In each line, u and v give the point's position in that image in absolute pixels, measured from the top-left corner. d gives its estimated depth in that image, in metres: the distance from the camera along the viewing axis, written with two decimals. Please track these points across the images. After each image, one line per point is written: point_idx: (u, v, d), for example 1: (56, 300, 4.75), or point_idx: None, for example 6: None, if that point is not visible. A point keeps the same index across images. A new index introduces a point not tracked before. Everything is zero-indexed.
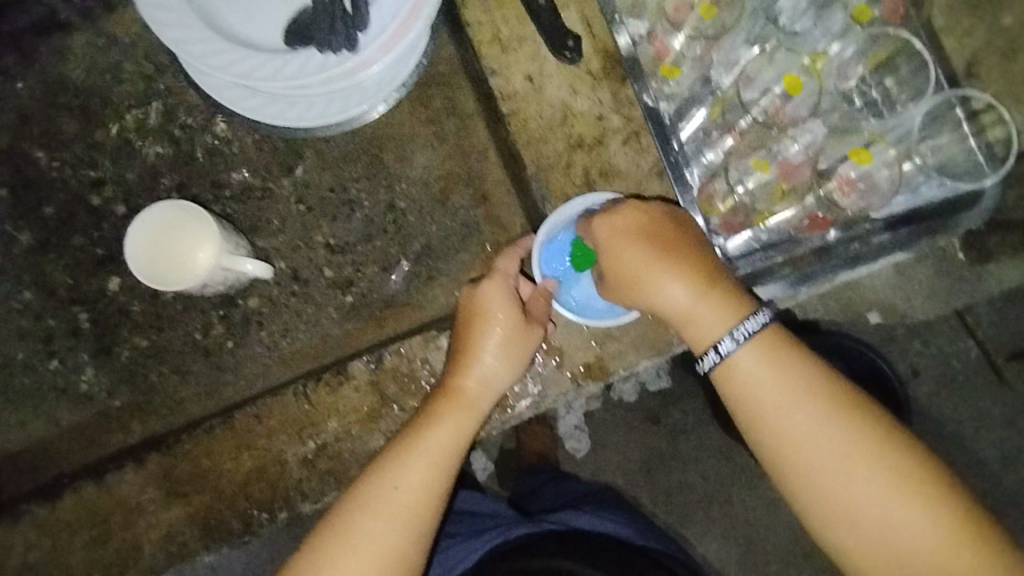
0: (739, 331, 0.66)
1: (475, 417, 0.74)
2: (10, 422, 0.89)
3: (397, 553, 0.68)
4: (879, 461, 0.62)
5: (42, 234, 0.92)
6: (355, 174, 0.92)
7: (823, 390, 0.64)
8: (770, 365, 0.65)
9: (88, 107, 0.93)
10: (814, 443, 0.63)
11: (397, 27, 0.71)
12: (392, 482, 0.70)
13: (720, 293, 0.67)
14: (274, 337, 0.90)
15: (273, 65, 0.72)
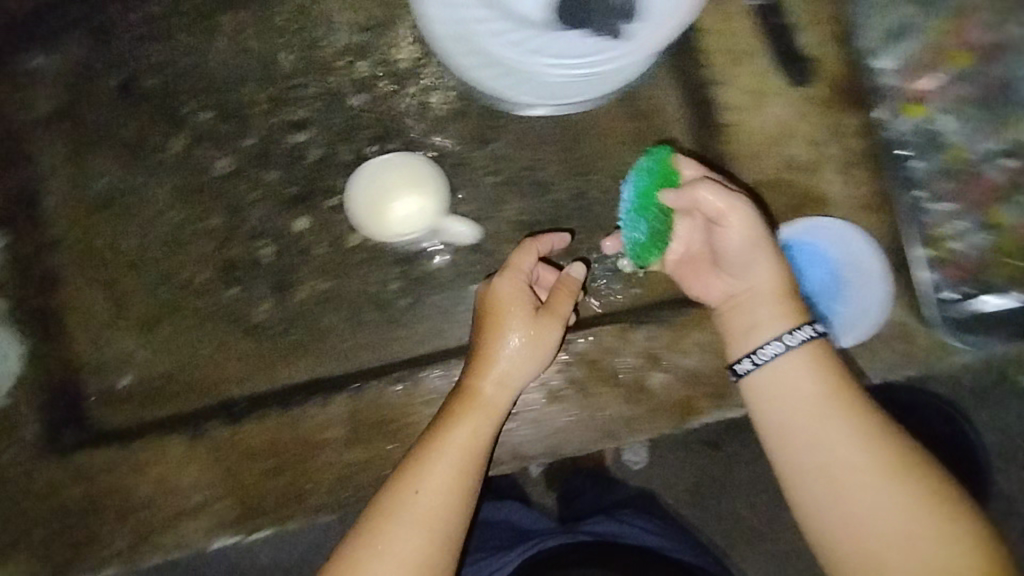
0: (790, 338, 0.73)
1: (497, 416, 0.80)
2: (181, 339, 0.91)
3: (418, 533, 0.73)
4: (887, 491, 0.68)
5: (239, 162, 0.94)
6: (550, 157, 0.93)
7: (859, 416, 0.71)
8: (820, 386, 0.72)
9: (302, 48, 0.95)
10: (863, 472, 0.69)
11: (660, 25, 0.79)
12: (414, 482, 0.75)
13: (790, 307, 0.75)
14: (449, 303, 0.91)
15: (537, 43, 0.81)
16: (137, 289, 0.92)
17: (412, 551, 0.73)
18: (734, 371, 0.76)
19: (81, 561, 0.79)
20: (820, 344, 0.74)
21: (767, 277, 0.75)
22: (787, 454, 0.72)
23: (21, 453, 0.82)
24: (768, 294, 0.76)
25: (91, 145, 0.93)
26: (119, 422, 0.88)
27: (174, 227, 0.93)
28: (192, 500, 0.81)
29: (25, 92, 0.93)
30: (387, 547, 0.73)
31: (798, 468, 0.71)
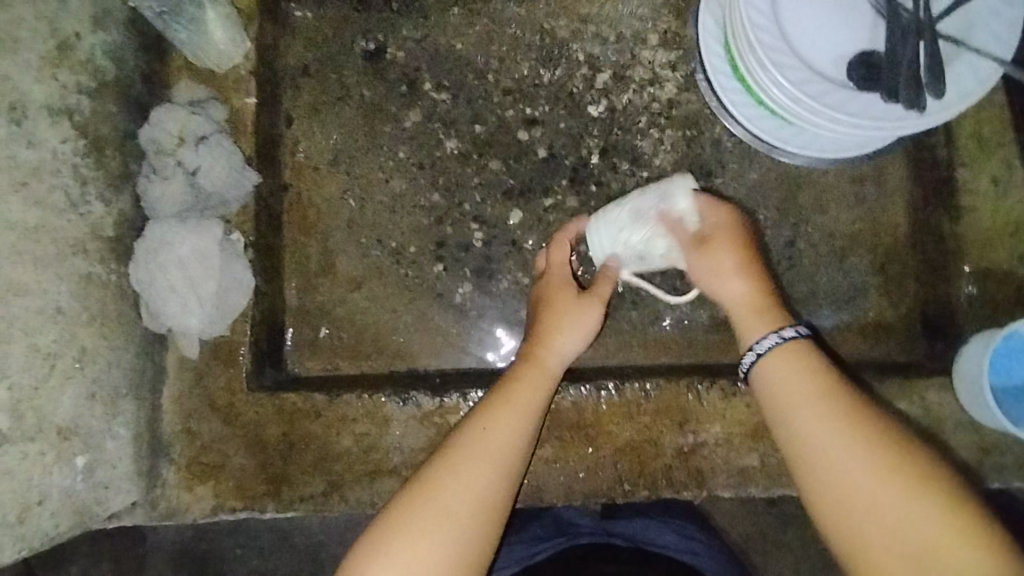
0: (760, 345, 0.71)
1: (552, 378, 0.78)
2: (381, 304, 0.93)
3: (472, 492, 0.68)
4: (895, 470, 0.60)
5: (468, 146, 0.97)
6: (767, 201, 0.95)
7: (835, 397, 0.65)
8: (798, 372, 0.67)
9: (548, 50, 0.99)
10: (868, 475, 0.60)
11: (970, 98, 0.74)
12: (480, 422, 0.72)
13: (767, 314, 0.73)
14: (644, 322, 0.89)
15: (835, 98, 0.75)
16: (349, 247, 0.94)
17: (467, 509, 0.67)
18: (741, 369, 0.72)
19: (277, 497, 0.81)
20: (801, 343, 0.70)
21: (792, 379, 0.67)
22: (794, 446, 0.65)
23: (233, 383, 0.83)
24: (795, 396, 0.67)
25: (329, 100, 0.96)
26: (315, 369, 0.91)
27: (394, 194, 0.96)
28: (391, 461, 0.82)
29: (280, 35, 0.95)
30: (441, 502, 0.67)
31: (807, 454, 0.64)
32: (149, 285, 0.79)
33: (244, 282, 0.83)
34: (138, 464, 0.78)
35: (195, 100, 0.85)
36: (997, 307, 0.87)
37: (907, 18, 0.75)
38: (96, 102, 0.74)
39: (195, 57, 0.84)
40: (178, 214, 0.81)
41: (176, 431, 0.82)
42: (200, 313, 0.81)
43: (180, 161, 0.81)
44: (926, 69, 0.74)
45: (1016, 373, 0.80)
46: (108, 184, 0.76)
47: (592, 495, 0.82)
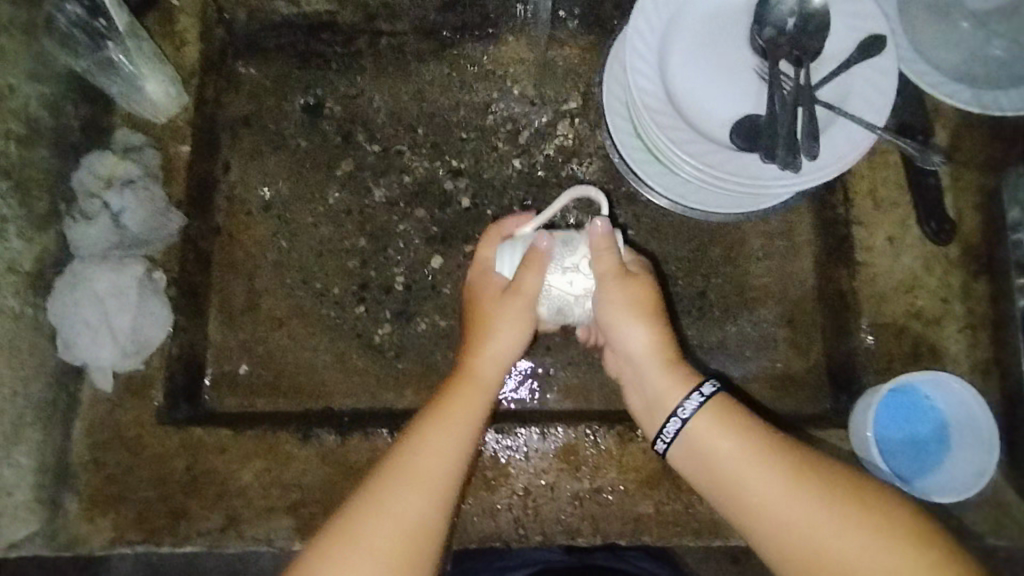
0: (683, 409, 0.70)
1: (486, 392, 0.73)
2: (300, 342, 0.95)
3: (396, 530, 0.63)
4: (821, 494, 0.63)
5: (394, 194, 1.00)
6: (679, 252, 0.97)
7: (764, 444, 0.67)
8: (719, 425, 0.68)
9: (473, 104, 1.02)
10: (786, 497, 0.64)
11: (843, 160, 0.78)
12: (406, 443, 0.68)
13: (680, 374, 0.72)
14: (554, 367, 0.92)
15: (718, 156, 0.80)
16: (274, 288, 0.96)
17: (409, 528, 0.63)
18: (662, 439, 0.72)
19: (174, 530, 0.83)
20: (723, 397, 0.70)
21: (701, 424, 0.69)
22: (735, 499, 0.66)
23: (143, 415, 0.86)
24: (706, 434, 0.69)
25: (262, 148, 1.00)
26: (231, 405, 0.92)
27: (320, 238, 0.98)
28: (290, 497, 0.84)
29: (223, 89, 1.00)
30: (372, 529, 0.63)
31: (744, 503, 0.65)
32: (64, 318, 0.84)
33: (162, 317, 0.87)
34: (40, 493, 0.80)
35: (131, 145, 0.92)
36: (896, 362, 0.88)
37: (787, 87, 0.81)
38: (27, 148, 0.82)
39: (134, 107, 0.92)
40: (102, 251, 0.87)
41: (83, 461, 0.84)
42: (111, 346, 0.85)
43: (106, 202, 0.88)
44: (802, 132, 0.78)
45: (908, 429, 0.84)
46: (31, 222, 0.82)
47: (488, 537, 0.83)
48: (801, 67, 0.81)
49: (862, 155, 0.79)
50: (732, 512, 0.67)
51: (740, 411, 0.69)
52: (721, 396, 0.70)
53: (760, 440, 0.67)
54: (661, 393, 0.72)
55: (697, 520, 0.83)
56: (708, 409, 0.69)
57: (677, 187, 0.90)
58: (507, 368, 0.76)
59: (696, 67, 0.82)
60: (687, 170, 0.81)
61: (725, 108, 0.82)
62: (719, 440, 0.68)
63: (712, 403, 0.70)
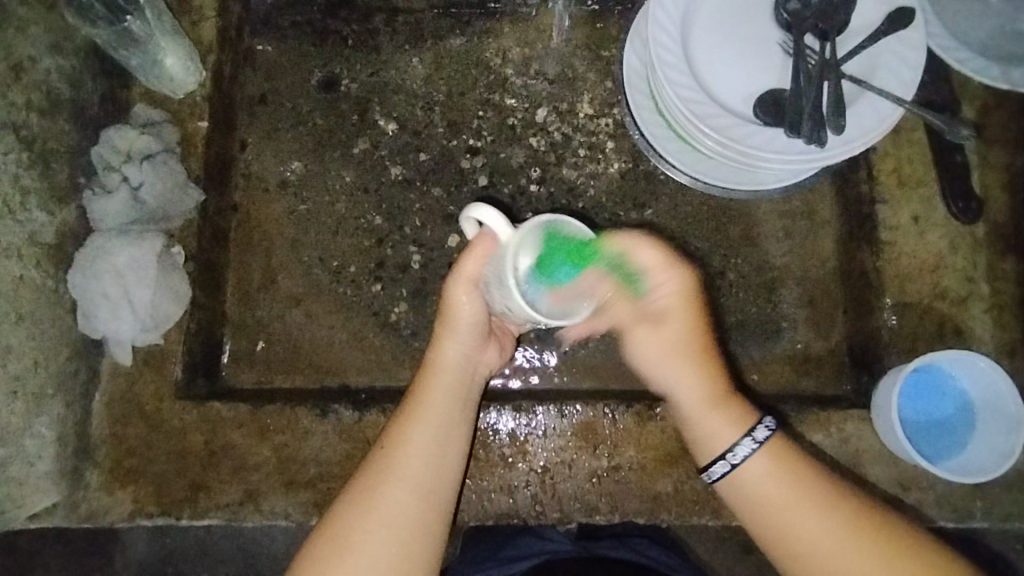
0: (734, 453, 0.67)
1: (458, 383, 0.72)
2: (317, 320, 0.95)
3: (391, 531, 0.65)
4: (872, 545, 0.63)
5: (411, 171, 0.99)
6: (699, 232, 0.96)
7: (816, 487, 0.65)
8: (774, 475, 0.66)
9: (490, 81, 1.01)
10: (834, 551, 0.63)
11: (871, 135, 0.76)
12: (383, 443, 0.69)
13: (729, 411, 0.68)
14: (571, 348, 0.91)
15: (741, 132, 0.78)
16: (290, 265, 0.96)
17: (399, 526, 0.65)
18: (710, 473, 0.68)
19: (193, 503, 0.83)
20: (777, 441, 0.67)
21: (753, 471, 0.66)
22: (772, 539, 0.65)
23: (162, 389, 0.86)
24: (753, 491, 0.66)
25: (278, 125, 0.99)
26: (248, 381, 0.92)
27: (336, 216, 0.98)
28: (308, 473, 0.84)
29: (240, 67, 1.00)
30: (364, 532, 0.64)
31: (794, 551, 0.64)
32: (84, 292, 0.84)
33: (180, 294, 0.87)
34: (60, 464, 0.81)
35: (149, 121, 0.92)
36: (919, 342, 0.87)
37: (813, 60, 0.79)
38: (48, 120, 0.83)
39: (153, 82, 0.92)
40: (121, 226, 0.88)
41: (103, 434, 0.84)
42: (131, 321, 0.85)
43: (125, 176, 0.88)
44: (829, 107, 0.77)
45: (933, 409, 0.83)
46: (51, 195, 0.83)
47: (505, 515, 0.83)
48: (827, 40, 0.79)
49: (890, 130, 0.77)
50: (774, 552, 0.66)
51: (788, 457, 0.67)
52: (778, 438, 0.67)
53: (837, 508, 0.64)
54: (713, 431, 0.68)
55: (716, 500, 0.83)
56: (767, 449, 0.66)
57: (697, 164, 0.89)
58: (478, 350, 0.74)
59: (720, 41, 0.81)
60: (710, 147, 0.80)
61: (750, 81, 0.80)
62: (773, 484, 0.66)
63: (769, 448, 0.67)
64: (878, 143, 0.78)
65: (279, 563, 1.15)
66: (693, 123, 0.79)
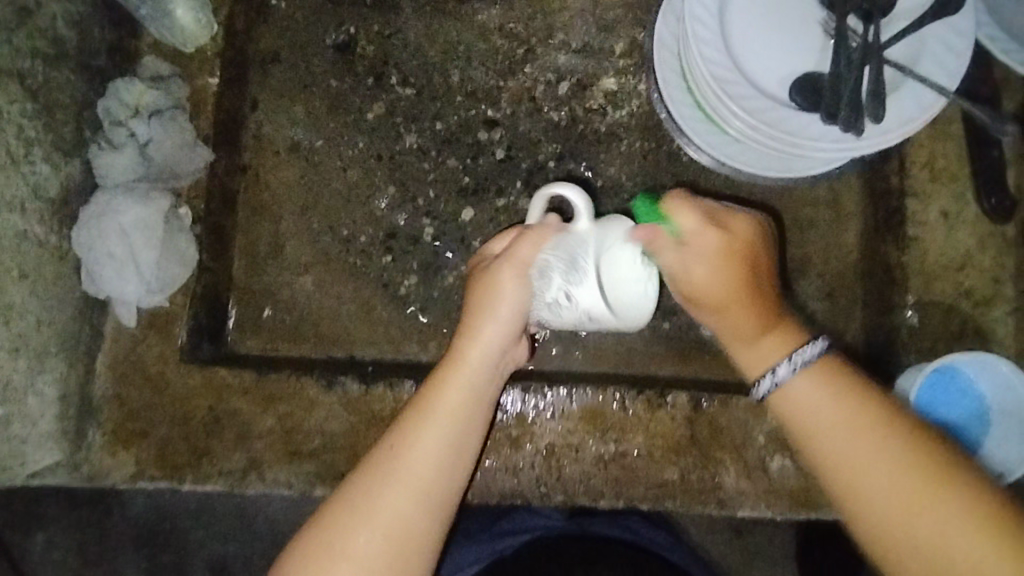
0: (784, 365, 0.59)
1: (481, 377, 0.68)
2: (325, 289, 0.93)
3: (386, 534, 0.61)
4: (925, 474, 0.52)
5: (427, 140, 0.96)
6: None
7: (870, 412, 0.56)
8: (828, 395, 0.57)
9: (513, 49, 0.97)
10: (914, 496, 0.52)
11: (910, 125, 0.73)
12: (391, 441, 0.65)
13: (775, 331, 0.61)
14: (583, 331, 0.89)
15: (772, 115, 0.76)
16: (299, 232, 0.93)
17: (397, 527, 0.62)
18: (761, 386, 0.60)
19: (196, 468, 0.82)
20: (828, 360, 0.59)
21: (802, 384, 0.59)
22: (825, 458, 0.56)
23: (167, 353, 0.85)
24: (799, 402, 0.59)
25: (291, 86, 0.96)
26: (253, 348, 0.91)
27: (349, 183, 0.95)
28: (312, 443, 0.83)
29: (253, 21, 0.96)
30: (357, 536, 0.61)
31: (841, 478, 0.55)
32: (88, 249, 0.82)
33: (188, 257, 0.86)
34: (63, 424, 0.80)
35: (158, 75, 0.90)
36: (939, 342, 0.86)
37: (855, 44, 0.75)
38: (52, 69, 0.79)
39: (164, 32, 0.89)
40: (126, 181, 0.86)
41: (106, 395, 0.83)
42: (135, 279, 0.84)
43: (132, 131, 0.86)
44: (868, 94, 0.74)
45: (947, 412, 0.82)
46: (56, 148, 0.80)
47: (510, 495, 0.82)
48: (872, 22, 0.75)
49: (931, 119, 0.74)
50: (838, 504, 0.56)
51: (840, 380, 0.58)
52: (831, 357, 0.59)
53: (889, 431, 0.55)
54: (755, 357, 0.62)
55: (722, 490, 0.82)
56: (827, 361, 0.59)
57: (725, 146, 0.86)
58: (509, 346, 0.69)
59: (759, 17, 0.77)
60: (740, 130, 0.77)
61: (788, 62, 0.76)
62: (820, 405, 0.57)
63: (828, 364, 0.59)
64: (917, 132, 0.74)
65: (274, 523, 1.16)
66: (722, 104, 0.76)
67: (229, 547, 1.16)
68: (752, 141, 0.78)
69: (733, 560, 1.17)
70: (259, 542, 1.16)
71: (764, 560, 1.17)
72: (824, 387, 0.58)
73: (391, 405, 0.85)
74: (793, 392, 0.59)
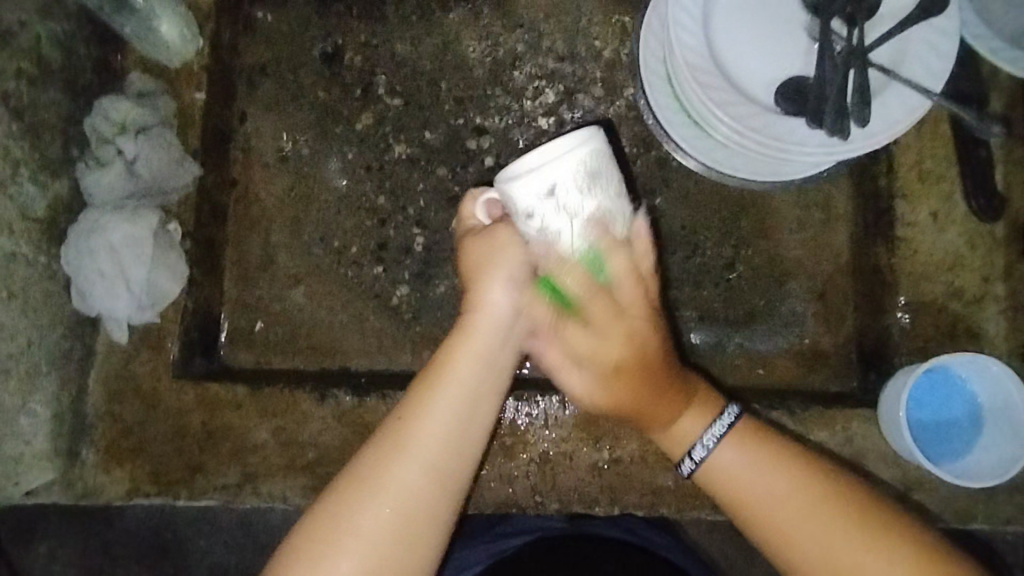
0: (706, 438, 0.70)
1: (491, 344, 0.67)
2: (316, 301, 0.92)
3: (399, 507, 0.61)
4: (837, 518, 0.64)
5: (416, 150, 0.96)
6: (709, 221, 0.93)
7: (787, 463, 0.67)
8: (746, 456, 0.68)
9: (500, 57, 0.97)
10: (824, 533, 0.64)
11: (897, 127, 0.73)
12: (399, 414, 0.65)
13: (693, 406, 0.71)
14: None
15: (758, 121, 0.75)
16: (290, 245, 0.93)
17: (406, 499, 0.62)
18: (687, 464, 0.70)
19: (190, 484, 0.82)
20: (745, 425, 0.70)
21: (724, 454, 0.69)
22: (750, 513, 0.67)
23: (159, 369, 0.85)
24: (723, 472, 0.69)
25: (278, 99, 0.96)
26: (246, 361, 0.91)
27: (338, 195, 0.95)
28: (307, 456, 0.83)
29: (239, 35, 0.96)
30: (366, 511, 0.61)
31: (771, 526, 0.66)
32: (80, 269, 0.82)
33: (178, 271, 0.85)
34: (56, 443, 0.80)
35: (145, 91, 0.89)
36: (931, 342, 0.86)
37: (839, 48, 0.76)
38: (37, 89, 0.79)
39: (148, 49, 0.90)
40: (117, 200, 0.86)
41: (99, 413, 0.83)
42: (128, 297, 0.83)
43: (120, 149, 0.86)
44: (853, 98, 0.74)
45: (937, 413, 0.82)
46: (43, 168, 0.80)
47: (505, 504, 0.82)
48: (856, 25, 0.76)
49: (917, 121, 0.74)
50: (759, 543, 0.67)
51: (749, 441, 0.69)
52: (747, 423, 0.70)
53: (804, 479, 0.66)
54: (678, 435, 0.71)
55: (716, 495, 0.82)
56: (738, 437, 0.69)
57: (713, 152, 0.86)
58: (522, 313, 0.68)
59: (742, 23, 0.77)
60: (726, 136, 0.77)
61: (772, 66, 0.77)
62: (745, 471, 0.68)
63: (746, 429, 0.70)
64: (904, 134, 0.74)
65: (272, 533, 1.16)
66: (708, 111, 0.76)
67: (229, 558, 1.16)
68: (739, 146, 0.77)
69: (732, 561, 1.17)
70: (259, 553, 1.16)
71: (764, 560, 1.17)
72: (744, 449, 0.68)
73: (385, 416, 0.86)
74: (717, 468, 0.69)
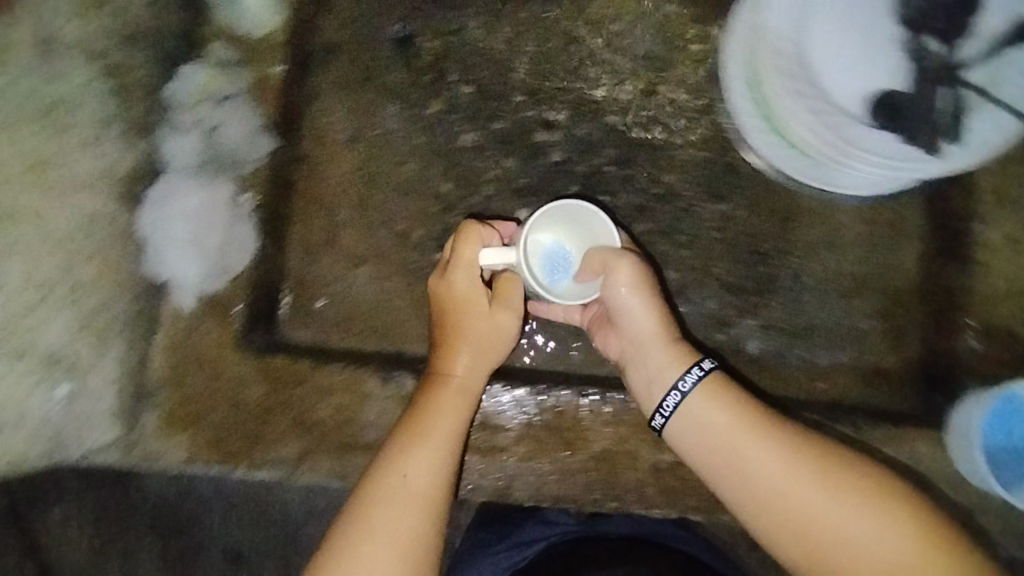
0: (684, 382, 0.66)
1: (468, 403, 0.71)
2: (376, 282, 0.90)
3: (393, 542, 0.61)
4: (835, 476, 0.59)
5: (486, 139, 0.96)
6: (777, 231, 0.93)
7: (752, 411, 0.63)
8: (718, 408, 0.64)
9: (575, 53, 0.97)
10: (815, 488, 0.58)
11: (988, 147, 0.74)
12: (386, 457, 0.65)
13: (679, 359, 0.67)
14: None
15: (848, 135, 0.76)
16: (353, 222, 0.91)
17: (400, 533, 0.61)
18: (661, 412, 0.66)
19: (249, 456, 0.82)
20: (717, 376, 0.66)
21: (695, 399, 0.65)
22: (739, 485, 0.61)
23: (223, 339, 0.85)
24: (694, 416, 0.64)
25: (350, 77, 0.95)
26: (302, 339, 0.87)
27: (405, 177, 0.94)
28: (366, 437, 0.83)
29: (314, 12, 0.95)
30: (362, 549, 0.60)
31: (761, 489, 0.60)
32: (156, 230, 0.85)
33: (246, 245, 0.88)
34: None
35: (225, 61, 0.91)
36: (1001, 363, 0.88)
37: (931, 63, 0.76)
38: None
39: (231, 21, 0.91)
40: (193, 166, 0.88)
41: (159, 380, 0.83)
42: (199, 262, 0.86)
43: (202, 116, 0.89)
44: (944, 117, 0.74)
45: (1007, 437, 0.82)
46: None
47: (563, 499, 0.82)
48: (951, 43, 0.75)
49: (1009, 141, 0.74)
50: (755, 523, 0.61)
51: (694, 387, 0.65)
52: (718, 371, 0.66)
53: (783, 434, 0.62)
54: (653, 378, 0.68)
55: None
56: (703, 385, 0.65)
57: None
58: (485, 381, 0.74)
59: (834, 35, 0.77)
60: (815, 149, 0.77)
61: (862, 81, 0.77)
62: (719, 420, 0.63)
63: (717, 378, 0.65)
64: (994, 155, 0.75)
65: None
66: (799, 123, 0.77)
67: None
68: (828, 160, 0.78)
69: None
70: None
71: None
72: (718, 400, 0.64)
73: None
74: (681, 424, 0.65)
